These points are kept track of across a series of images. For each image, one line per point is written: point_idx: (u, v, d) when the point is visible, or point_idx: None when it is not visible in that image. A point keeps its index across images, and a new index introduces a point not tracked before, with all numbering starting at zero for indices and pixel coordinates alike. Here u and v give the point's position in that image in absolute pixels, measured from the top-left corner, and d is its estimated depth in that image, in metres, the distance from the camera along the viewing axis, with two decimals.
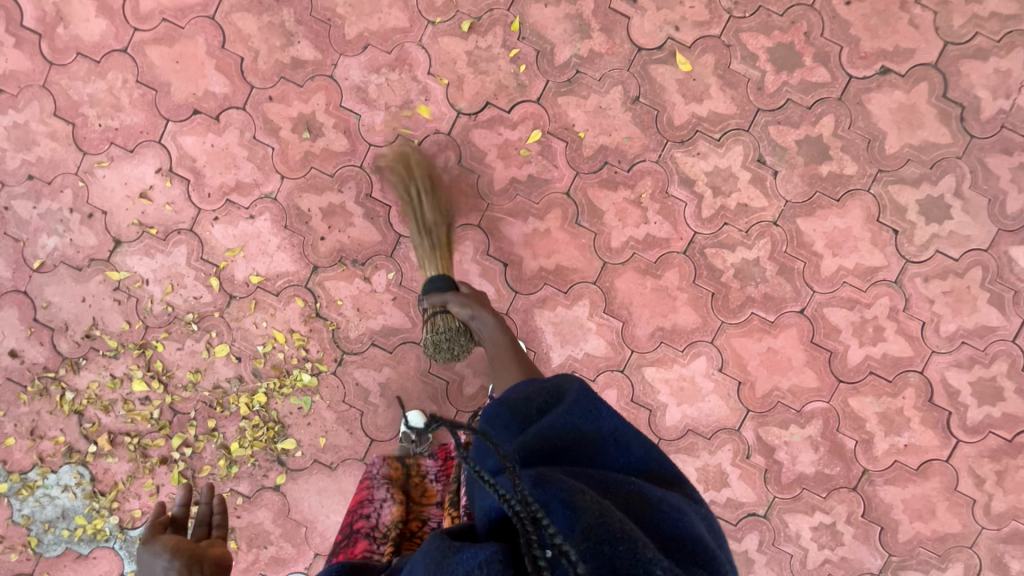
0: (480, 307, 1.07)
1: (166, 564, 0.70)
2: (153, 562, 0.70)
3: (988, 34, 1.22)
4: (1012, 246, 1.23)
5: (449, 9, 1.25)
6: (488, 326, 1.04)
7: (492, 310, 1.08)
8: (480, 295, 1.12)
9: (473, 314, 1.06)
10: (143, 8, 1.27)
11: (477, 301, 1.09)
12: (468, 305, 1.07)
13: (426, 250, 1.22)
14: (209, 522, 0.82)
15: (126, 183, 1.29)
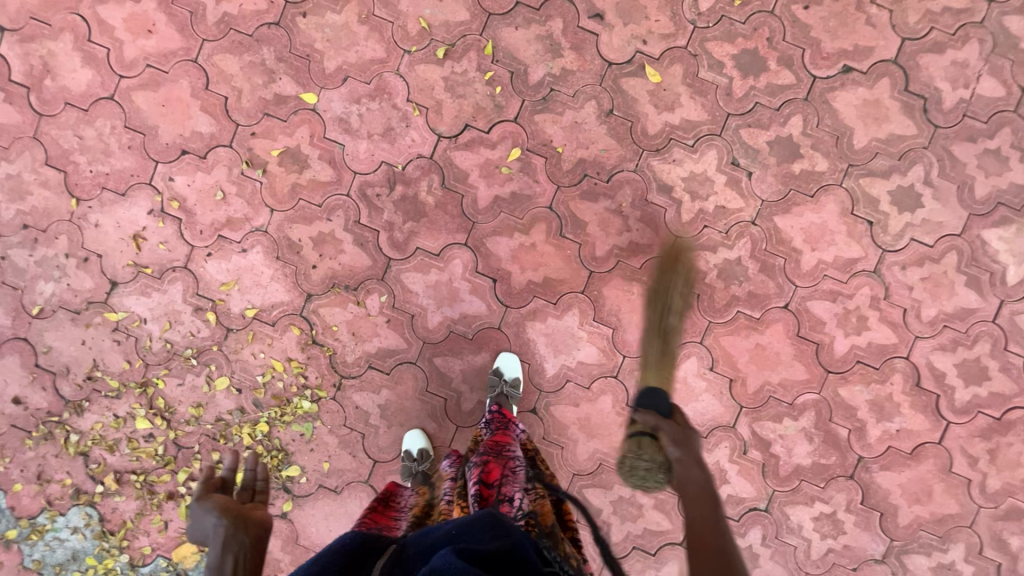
0: (683, 449, 0.85)
1: (216, 518, 0.79)
2: (205, 517, 0.79)
3: (943, 28, 1.26)
4: (983, 229, 1.27)
5: (424, 37, 1.29)
6: (698, 484, 0.79)
7: (701, 464, 0.82)
8: (690, 435, 0.90)
9: (674, 457, 0.86)
10: (127, 55, 1.30)
11: (688, 441, 0.87)
12: (680, 443, 0.87)
13: (654, 354, 1.21)
14: (252, 488, 0.90)
15: (120, 225, 1.32)
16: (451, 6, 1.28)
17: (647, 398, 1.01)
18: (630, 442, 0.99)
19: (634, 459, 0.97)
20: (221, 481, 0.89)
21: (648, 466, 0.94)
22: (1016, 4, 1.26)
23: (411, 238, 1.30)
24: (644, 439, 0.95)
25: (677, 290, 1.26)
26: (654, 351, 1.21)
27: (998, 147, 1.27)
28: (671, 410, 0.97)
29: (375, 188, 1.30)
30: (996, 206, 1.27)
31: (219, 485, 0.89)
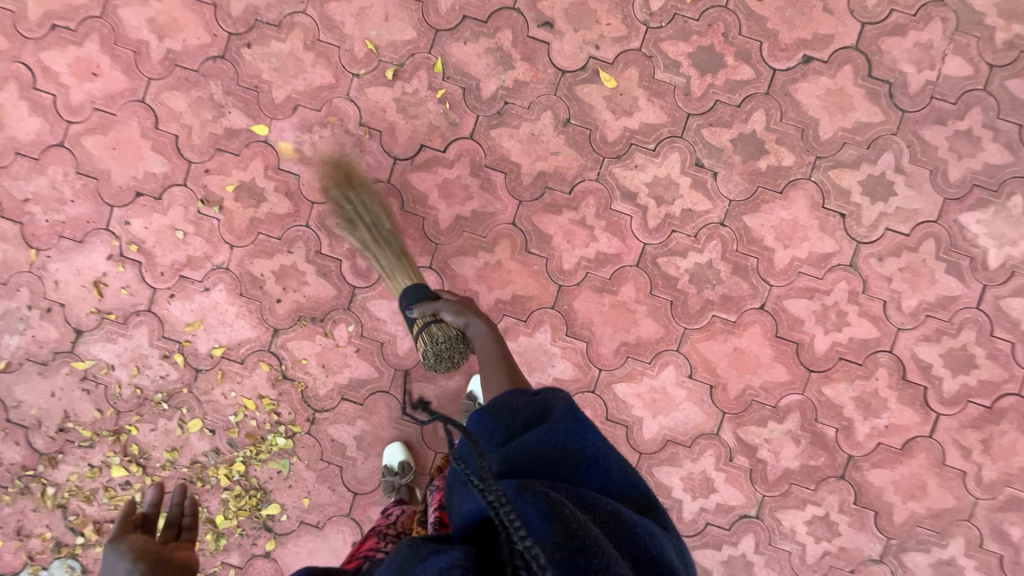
0: (471, 313, 1.03)
1: (131, 566, 0.73)
2: (118, 562, 0.73)
3: (904, 10, 1.22)
4: (960, 213, 1.23)
5: (371, 59, 1.26)
6: (482, 332, 1.01)
7: (485, 318, 1.04)
8: (464, 303, 1.07)
9: (467, 322, 1.03)
10: (73, 100, 1.28)
11: (466, 307, 1.05)
12: (460, 312, 1.03)
13: (389, 264, 1.21)
14: (179, 524, 0.88)
15: (80, 273, 1.30)
16: (397, 25, 1.26)
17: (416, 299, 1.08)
18: (422, 339, 1.07)
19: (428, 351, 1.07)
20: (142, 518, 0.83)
21: (446, 346, 1.06)
22: None
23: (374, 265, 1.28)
24: (431, 326, 1.07)
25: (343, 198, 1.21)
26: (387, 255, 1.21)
27: (970, 128, 1.23)
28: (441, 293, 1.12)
29: (334, 217, 1.27)
30: (971, 189, 1.23)
31: (137, 522, 0.83)
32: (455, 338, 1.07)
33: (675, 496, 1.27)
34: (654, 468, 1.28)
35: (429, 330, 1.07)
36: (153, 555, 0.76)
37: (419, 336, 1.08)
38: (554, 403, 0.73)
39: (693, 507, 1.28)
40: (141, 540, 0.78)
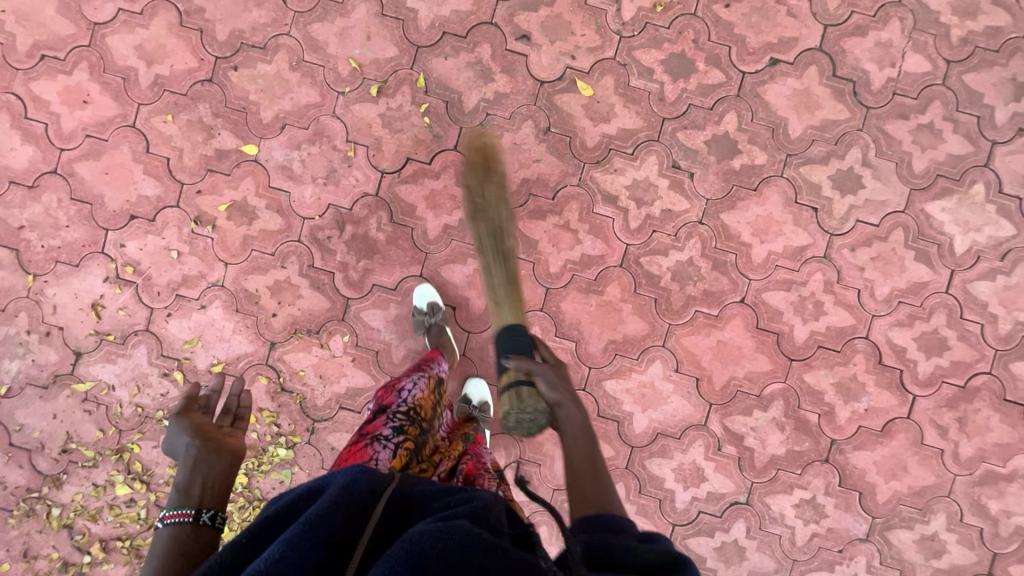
0: (561, 392, 0.85)
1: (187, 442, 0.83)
2: (179, 437, 0.84)
3: (863, 11, 1.28)
4: (926, 202, 1.29)
5: (355, 77, 1.30)
6: (575, 422, 0.82)
7: (577, 401, 0.85)
8: (558, 373, 0.90)
9: (557, 400, 0.85)
10: (65, 127, 1.31)
11: (562, 380, 0.88)
12: (554, 386, 0.87)
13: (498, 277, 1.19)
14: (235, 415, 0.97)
15: (78, 296, 1.33)
16: (379, 43, 1.30)
17: (512, 352, 0.98)
18: (507, 396, 0.94)
19: (515, 414, 0.93)
20: (203, 404, 0.95)
21: (533, 416, 0.91)
22: None
23: (366, 276, 1.31)
24: (521, 389, 0.92)
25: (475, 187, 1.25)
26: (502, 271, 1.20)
27: (931, 121, 1.28)
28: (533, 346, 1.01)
29: (326, 231, 1.31)
30: (935, 179, 1.29)
31: (198, 406, 0.94)
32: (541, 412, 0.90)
33: (667, 486, 1.32)
34: (646, 461, 1.32)
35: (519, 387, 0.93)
36: (210, 433, 0.86)
37: (507, 391, 0.94)
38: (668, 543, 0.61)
39: (685, 497, 1.32)
40: (200, 420, 0.89)
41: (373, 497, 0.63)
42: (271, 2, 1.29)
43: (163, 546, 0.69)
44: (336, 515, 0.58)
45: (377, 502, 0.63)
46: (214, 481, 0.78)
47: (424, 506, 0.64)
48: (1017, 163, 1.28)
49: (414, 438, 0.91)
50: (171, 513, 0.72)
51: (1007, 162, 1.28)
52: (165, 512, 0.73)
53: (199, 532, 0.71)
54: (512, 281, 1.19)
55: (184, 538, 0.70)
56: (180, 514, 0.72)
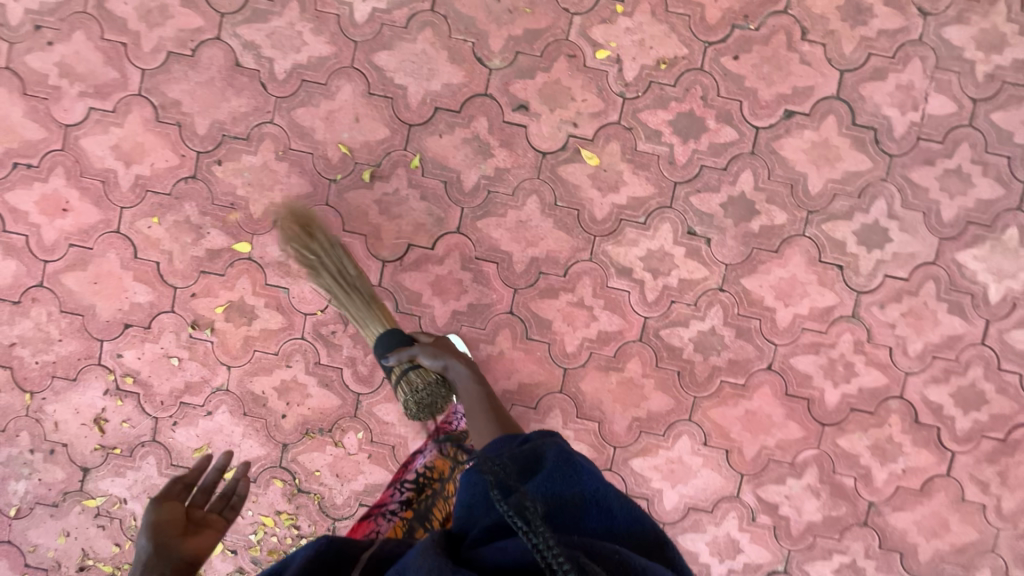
0: (448, 354, 1.02)
1: (145, 542, 0.75)
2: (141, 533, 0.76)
3: (881, 53, 1.20)
4: (957, 251, 1.22)
5: (347, 163, 1.23)
6: (462, 377, 0.98)
7: (466, 359, 1.02)
8: (446, 342, 1.06)
9: (444, 364, 1.01)
10: (47, 238, 1.25)
11: (443, 348, 1.03)
12: (436, 355, 1.02)
13: (358, 308, 1.18)
14: (228, 499, 0.92)
15: (79, 411, 1.28)
16: (368, 125, 1.22)
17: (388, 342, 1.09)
18: (402, 388, 1.07)
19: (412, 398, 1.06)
20: (189, 484, 0.88)
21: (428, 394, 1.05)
22: (952, 14, 1.20)
23: (375, 369, 1.26)
24: (409, 373, 1.06)
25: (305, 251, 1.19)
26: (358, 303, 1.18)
27: (959, 165, 1.21)
28: (408, 338, 1.09)
29: (330, 325, 1.25)
30: (966, 227, 1.22)
31: (182, 490, 0.88)
32: (437, 382, 1.06)
33: (702, 561, 1.28)
34: (679, 536, 1.28)
35: (408, 377, 1.07)
36: (178, 528, 0.79)
37: (398, 385, 1.08)
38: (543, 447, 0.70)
39: (722, 570, 1.28)
40: (175, 511, 0.82)
41: (343, 560, 0.62)
42: (251, 90, 1.22)
43: None
44: None
45: (349, 564, 0.61)
46: None
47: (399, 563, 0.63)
48: None
49: (417, 504, 0.91)
50: None
51: None
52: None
53: None
54: (374, 303, 1.18)
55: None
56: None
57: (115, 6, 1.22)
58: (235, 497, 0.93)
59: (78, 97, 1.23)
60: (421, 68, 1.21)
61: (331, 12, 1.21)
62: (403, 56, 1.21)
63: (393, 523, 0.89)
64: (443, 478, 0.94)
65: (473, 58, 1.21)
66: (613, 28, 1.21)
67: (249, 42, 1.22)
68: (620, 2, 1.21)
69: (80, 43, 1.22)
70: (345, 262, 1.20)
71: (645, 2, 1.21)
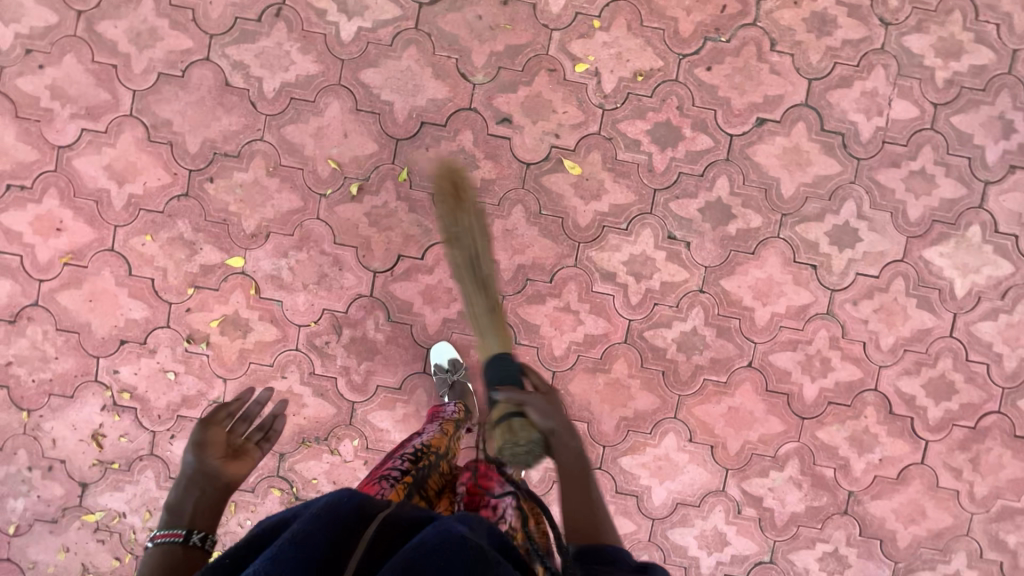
0: (557, 417, 0.91)
1: (192, 456, 0.84)
2: (188, 449, 0.85)
3: (847, 62, 1.26)
4: (924, 249, 1.28)
5: (336, 177, 1.26)
6: (574, 447, 0.88)
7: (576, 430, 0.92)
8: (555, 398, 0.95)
9: (551, 428, 0.90)
10: (41, 257, 1.27)
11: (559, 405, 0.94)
12: (547, 414, 0.91)
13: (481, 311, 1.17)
14: (265, 432, 0.97)
15: (76, 427, 1.30)
16: (357, 140, 1.26)
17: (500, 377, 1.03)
18: (498, 429, 0.93)
19: (508, 449, 0.91)
20: (232, 413, 0.94)
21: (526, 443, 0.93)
22: (912, 23, 1.26)
23: (369, 378, 1.29)
24: (513, 420, 0.91)
25: (451, 217, 1.21)
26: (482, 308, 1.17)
27: (923, 167, 1.27)
28: (520, 372, 1.03)
29: (323, 336, 1.28)
30: (931, 225, 1.28)
31: (226, 417, 0.94)
32: (539, 441, 0.90)
33: (691, 554, 1.32)
34: (668, 531, 1.32)
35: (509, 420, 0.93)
36: (220, 451, 0.86)
37: (497, 426, 0.93)
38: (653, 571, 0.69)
39: (710, 562, 1.32)
40: (218, 436, 0.89)
41: (361, 517, 0.59)
42: (241, 108, 1.25)
43: (153, 561, 0.72)
44: (323, 534, 0.55)
45: (367, 521, 0.59)
46: (206, 502, 0.80)
47: (418, 526, 0.61)
48: (1011, 202, 1.28)
49: (417, 471, 0.86)
50: (162, 532, 0.75)
51: (1001, 202, 1.28)
52: (158, 531, 0.76)
53: (188, 553, 0.73)
54: (495, 310, 1.17)
55: (173, 557, 0.72)
56: (170, 534, 0.74)
57: (105, 29, 1.25)
58: (272, 433, 0.98)
59: (70, 119, 1.25)
60: (407, 84, 1.25)
61: (317, 31, 1.25)
62: (389, 72, 1.25)
63: (398, 486, 0.81)
64: (440, 455, 0.93)
65: (457, 74, 1.25)
66: (591, 42, 1.26)
67: (238, 62, 1.25)
68: (597, 17, 1.25)
69: (71, 66, 1.25)
70: (480, 245, 1.22)
71: (621, 17, 1.26)
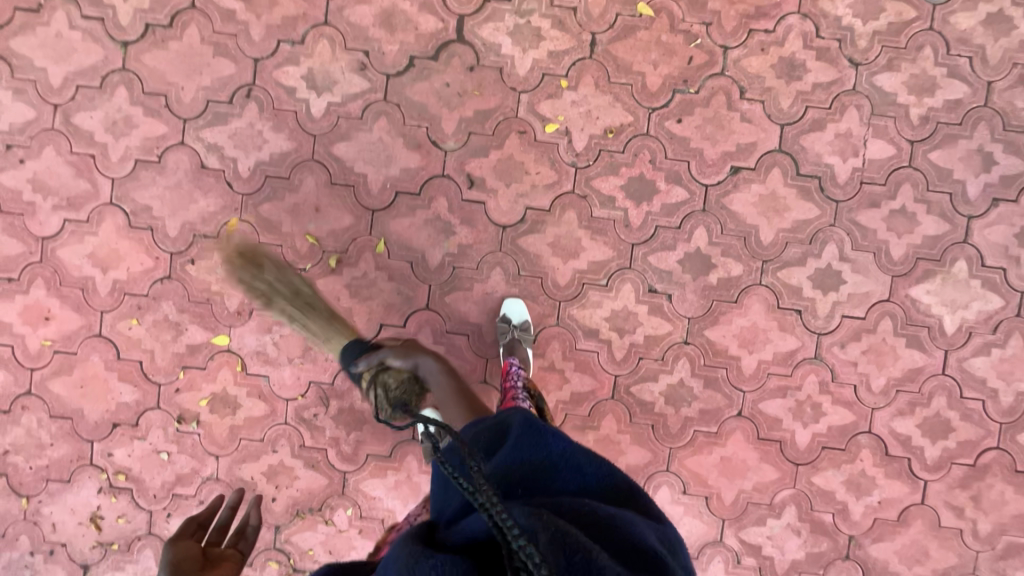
0: (416, 351, 1.10)
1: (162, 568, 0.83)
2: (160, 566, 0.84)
3: (818, 105, 1.25)
4: (910, 287, 1.27)
5: (315, 252, 1.27)
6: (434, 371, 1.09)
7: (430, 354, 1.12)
8: (419, 349, 1.11)
9: (415, 363, 1.10)
10: (31, 346, 1.29)
11: (410, 347, 1.12)
12: (406, 355, 1.10)
13: (319, 322, 1.21)
14: (243, 535, 0.97)
15: (75, 510, 1.31)
16: (333, 214, 1.27)
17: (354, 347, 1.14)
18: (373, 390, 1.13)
19: (382, 398, 1.13)
20: (200, 525, 0.96)
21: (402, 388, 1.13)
22: (882, 62, 1.25)
23: (359, 447, 1.30)
24: (381, 376, 1.13)
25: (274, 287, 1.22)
26: (316, 318, 1.21)
27: (903, 205, 1.26)
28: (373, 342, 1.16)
29: (311, 409, 1.29)
30: (916, 263, 1.26)
31: (196, 529, 0.95)
32: (410, 380, 1.14)
33: None
34: None
35: (380, 379, 1.13)
36: (195, 562, 0.86)
37: (369, 389, 1.14)
38: (508, 422, 0.84)
39: None
40: (188, 545, 0.89)
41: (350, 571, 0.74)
42: (218, 189, 1.27)
43: None
44: None
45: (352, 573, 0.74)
46: None
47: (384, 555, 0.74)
48: (996, 235, 1.26)
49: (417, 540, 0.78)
50: None
51: (986, 235, 1.26)
52: None
53: None
54: (334, 315, 1.22)
55: None
56: None
57: (82, 120, 1.27)
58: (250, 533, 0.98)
59: (52, 210, 1.28)
60: (379, 155, 1.26)
61: (288, 109, 1.26)
62: (362, 145, 1.26)
63: None
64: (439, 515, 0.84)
65: (428, 142, 1.26)
66: (560, 102, 1.26)
67: (212, 144, 1.27)
68: (564, 77, 1.26)
69: (51, 158, 1.27)
70: (298, 282, 1.24)
71: (588, 75, 1.26)
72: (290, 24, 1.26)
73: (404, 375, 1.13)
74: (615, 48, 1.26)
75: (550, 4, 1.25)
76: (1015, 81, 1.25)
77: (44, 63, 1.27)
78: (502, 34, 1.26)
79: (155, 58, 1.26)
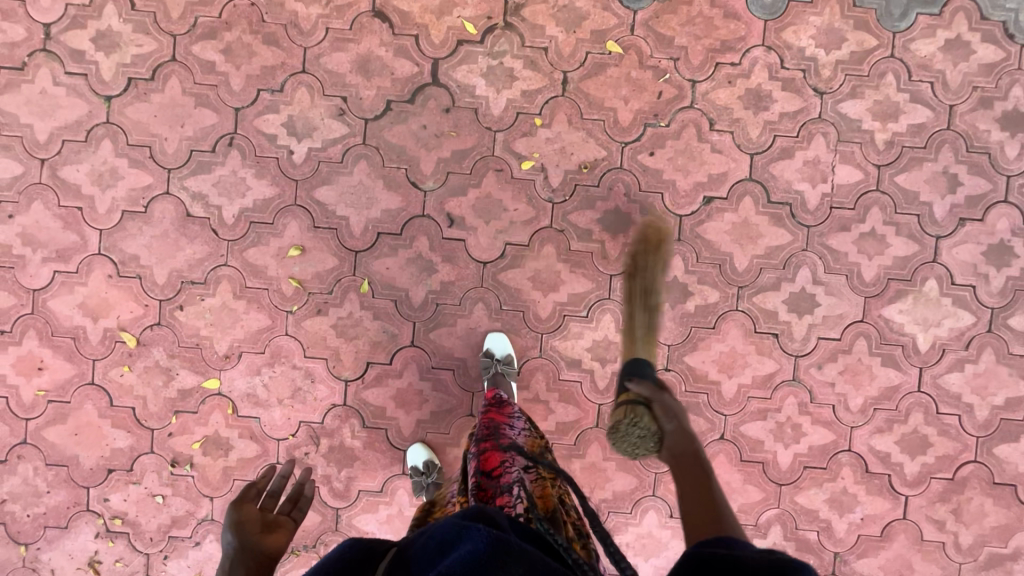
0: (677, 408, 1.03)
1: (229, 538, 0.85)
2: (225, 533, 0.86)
3: (786, 133, 1.29)
4: (883, 307, 1.30)
5: (300, 294, 1.30)
6: (688, 444, 0.97)
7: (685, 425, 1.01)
8: (666, 397, 1.06)
9: (666, 425, 1.01)
10: (25, 397, 1.31)
11: (670, 403, 1.04)
12: (672, 414, 1.02)
13: (637, 331, 1.22)
14: (295, 502, 0.96)
15: (72, 556, 1.33)
16: (317, 257, 1.30)
17: (633, 372, 1.12)
18: (621, 410, 1.10)
19: (628, 427, 1.09)
20: (261, 490, 0.96)
21: (643, 432, 1.07)
22: (846, 90, 1.29)
23: (351, 483, 1.32)
24: (640, 408, 1.06)
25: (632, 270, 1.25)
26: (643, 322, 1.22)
27: (872, 228, 1.29)
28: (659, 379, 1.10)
29: (302, 448, 1.32)
30: (887, 283, 1.30)
31: (255, 495, 0.95)
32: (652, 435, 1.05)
33: None
34: None
35: (637, 409, 1.07)
36: (256, 526, 0.87)
37: (622, 407, 1.10)
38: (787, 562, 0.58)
39: None
40: (250, 513, 0.90)
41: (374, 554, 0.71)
42: (204, 236, 1.30)
43: None
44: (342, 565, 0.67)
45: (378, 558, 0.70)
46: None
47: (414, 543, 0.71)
48: (965, 253, 1.29)
49: None
50: None
51: (955, 254, 1.29)
52: None
53: None
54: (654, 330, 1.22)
55: None
56: None
57: (68, 173, 1.30)
58: (303, 500, 0.98)
59: (42, 262, 1.30)
60: (360, 198, 1.29)
61: (270, 155, 1.29)
62: (343, 189, 1.29)
63: None
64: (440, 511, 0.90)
65: (408, 183, 1.29)
66: (535, 139, 1.29)
67: (197, 192, 1.30)
68: (538, 115, 1.29)
69: (39, 212, 1.30)
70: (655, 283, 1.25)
71: (561, 113, 1.29)
72: (270, 73, 1.29)
73: (653, 425, 1.04)
74: (586, 85, 1.29)
75: (522, 45, 1.29)
76: (976, 103, 1.29)
77: (29, 119, 1.30)
78: (476, 75, 1.29)
79: (138, 111, 1.30)
